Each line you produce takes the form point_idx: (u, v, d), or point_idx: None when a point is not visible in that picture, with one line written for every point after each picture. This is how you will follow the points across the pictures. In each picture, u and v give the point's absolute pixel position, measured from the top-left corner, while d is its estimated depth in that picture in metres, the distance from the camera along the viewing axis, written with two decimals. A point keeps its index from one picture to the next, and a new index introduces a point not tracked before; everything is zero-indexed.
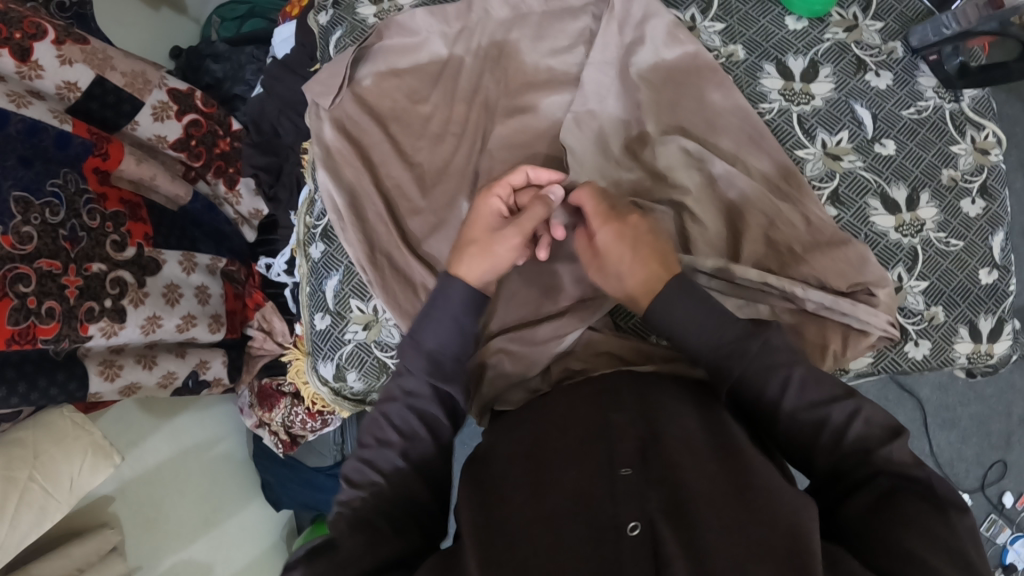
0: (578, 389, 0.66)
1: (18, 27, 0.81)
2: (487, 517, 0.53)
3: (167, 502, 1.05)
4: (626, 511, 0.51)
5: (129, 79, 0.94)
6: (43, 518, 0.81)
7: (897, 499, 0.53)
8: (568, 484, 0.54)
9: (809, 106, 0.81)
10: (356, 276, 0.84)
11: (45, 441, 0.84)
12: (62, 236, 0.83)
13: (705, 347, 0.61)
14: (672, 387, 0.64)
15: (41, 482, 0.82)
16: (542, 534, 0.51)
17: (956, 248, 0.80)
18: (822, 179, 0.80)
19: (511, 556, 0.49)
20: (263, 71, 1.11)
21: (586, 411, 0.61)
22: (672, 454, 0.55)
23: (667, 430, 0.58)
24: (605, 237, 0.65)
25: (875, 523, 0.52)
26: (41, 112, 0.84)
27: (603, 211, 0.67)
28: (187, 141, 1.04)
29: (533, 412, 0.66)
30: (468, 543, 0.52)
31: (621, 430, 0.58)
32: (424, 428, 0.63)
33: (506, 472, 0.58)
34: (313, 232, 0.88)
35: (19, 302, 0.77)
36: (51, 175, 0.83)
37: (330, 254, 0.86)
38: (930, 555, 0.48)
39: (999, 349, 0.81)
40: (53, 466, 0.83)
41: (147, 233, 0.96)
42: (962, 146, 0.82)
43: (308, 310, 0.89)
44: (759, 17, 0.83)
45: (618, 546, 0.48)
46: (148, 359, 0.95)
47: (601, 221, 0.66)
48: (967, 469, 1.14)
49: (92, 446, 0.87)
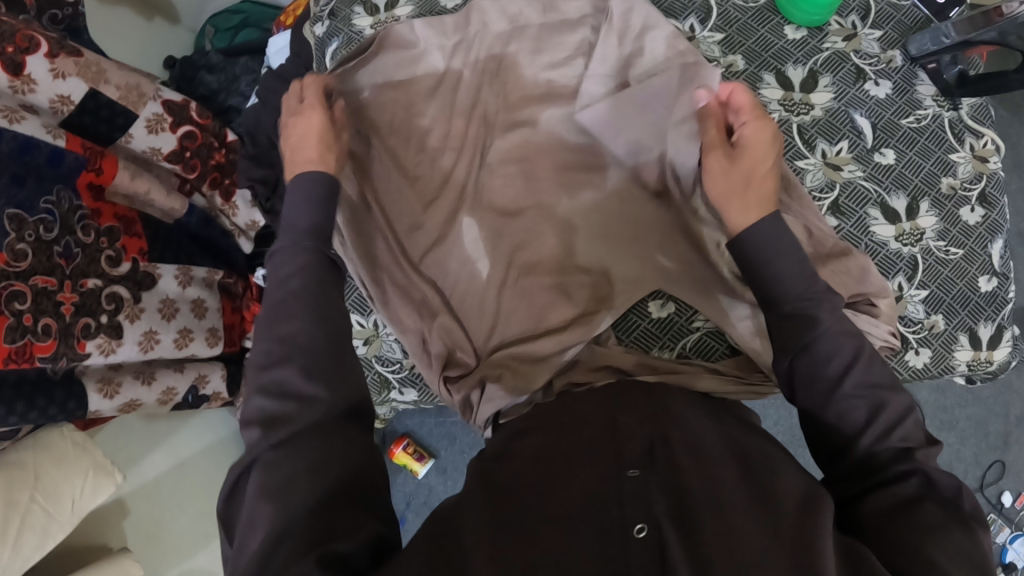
0: (591, 404, 0.64)
1: (11, 41, 0.78)
2: (492, 512, 0.51)
3: (165, 518, 1.05)
4: (632, 514, 0.49)
5: (124, 92, 0.92)
6: (45, 540, 0.80)
7: (920, 508, 0.48)
8: (578, 486, 0.52)
9: (809, 116, 0.81)
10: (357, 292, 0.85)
11: (46, 462, 0.82)
12: (56, 253, 0.82)
13: (788, 296, 0.58)
14: (681, 402, 0.64)
15: (42, 504, 0.80)
16: (548, 532, 0.49)
17: (956, 256, 0.80)
18: (822, 190, 0.80)
19: (514, 551, 0.47)
20: (258, 82, 1.10)
21: (600, 424, 0.60)
22: (681, 460, 0.54)
23: (681, 442, 0.56)
24: (755, 130, 0.66)
25: (893, 527, 0.48)
26: (35, 127, 0.82)
27: (760, 114, 0.67)
28: (182, 153, 1.02)
29: (540, 420, 0.65)
30: (472, 534, 0.50)
31: (636, 438, 0.56)
32: None
33: (516, 477, 0.56)
34: None
35: (16, 319, 0.76)
36: (44, 193, 0.82)
37: None
38: (950, 564, 0.44)
39: (999, 356, 0.81)
40: (55, 487, 0.82)
41: (142, 249, 0.96)
42: (960, 154, 0.82)
43: None
44: (759, 26, 0.83)
45: (625, 550, 0.47)
46: (146, 376, 0.94)
47: (754, 115, 0.67)
48: (966, 470, 1.15)
49: (94, 465, 0.86)
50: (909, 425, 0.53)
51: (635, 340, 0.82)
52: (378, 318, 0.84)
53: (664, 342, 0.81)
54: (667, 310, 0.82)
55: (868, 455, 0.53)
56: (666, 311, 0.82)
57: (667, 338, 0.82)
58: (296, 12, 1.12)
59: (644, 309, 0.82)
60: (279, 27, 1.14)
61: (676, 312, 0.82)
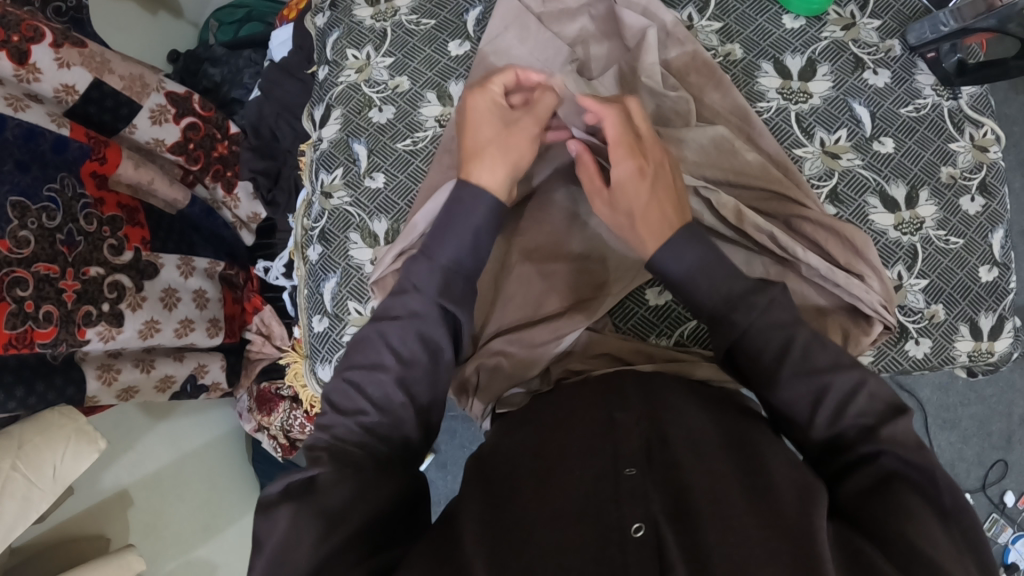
0: (582, 392, 0.62)
1: (16, 30, 0.79)
2: (490, 514, 0.50)
3: (167, 506, 1.04)
4: (630, 512, 0.47)
5: (128, 82, 0.93)
6: (25, 509, 0.75)
7: (894, 487, 0.48)
8: (575, 485, 0.50)
9: (807, 105, 0.81)
10: (353, 279, 0.83)
11: (28, 431, 0.78)
12: (59, 240, 0.82)
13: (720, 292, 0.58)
14: (679, 387, 0.61)
15: (23, 473, 0.76)
16: (544, 532, 0.47)
17: (956, 246, 0.80)
18: (821, 178, 0.80)
19: (509, 552, 0.46)
20: (263, 74, 1.13)
21: (590, 411, 0.58)
22: (681, 454, 0.51)
23: (672, 429, 0.54)
24: (623, 171, 0.62)
25: (873, 510, 0.47)
26: (40, 116, 0.83)
27: (622, 144, 0.63)
28: (186, 145, 1.04)
29: (537, 411, 0.62)
30: (474, 533, 0.48)
31: (626, 429, 0.54)
32: (425, 353, 0.56)
33: (511, 472, 0.54)
34: (312, 234, 0.88)
35: (17, 306, 0.76)
36: (48, 179, 0.82)
37: (328, 257, 0.85)
38: (934, 550, 0.44)
39: (999, 347, 0.80)
40: (38, 457, 0.77)
41: (144, 238, 0.96)
42: (960, 143, 0.81)
43: (307, 312, 0.88)
44: (756, 16, 0.84)
45: (623, 550, 0.45)
46: (146, 363, 0.95)
47: (624, 150, 0.62)
48: (968, 470, 1.14)
49: (77, 433, 0.81)
50: (862, 399, 0.52)
51: (631, 327, 0.82)
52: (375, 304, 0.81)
53: (661, 329, 0.82)
54: (665, 297, 0.82)
55: (833, 437, 0.52)
56: (664, 299, 0.82)
57: (664, 326, 0.82)
58: (299, 5, 1.13)
59: (641, 296, 0.82)
60: (282, 20, 1.15)
61: (674, 299, 0.82)
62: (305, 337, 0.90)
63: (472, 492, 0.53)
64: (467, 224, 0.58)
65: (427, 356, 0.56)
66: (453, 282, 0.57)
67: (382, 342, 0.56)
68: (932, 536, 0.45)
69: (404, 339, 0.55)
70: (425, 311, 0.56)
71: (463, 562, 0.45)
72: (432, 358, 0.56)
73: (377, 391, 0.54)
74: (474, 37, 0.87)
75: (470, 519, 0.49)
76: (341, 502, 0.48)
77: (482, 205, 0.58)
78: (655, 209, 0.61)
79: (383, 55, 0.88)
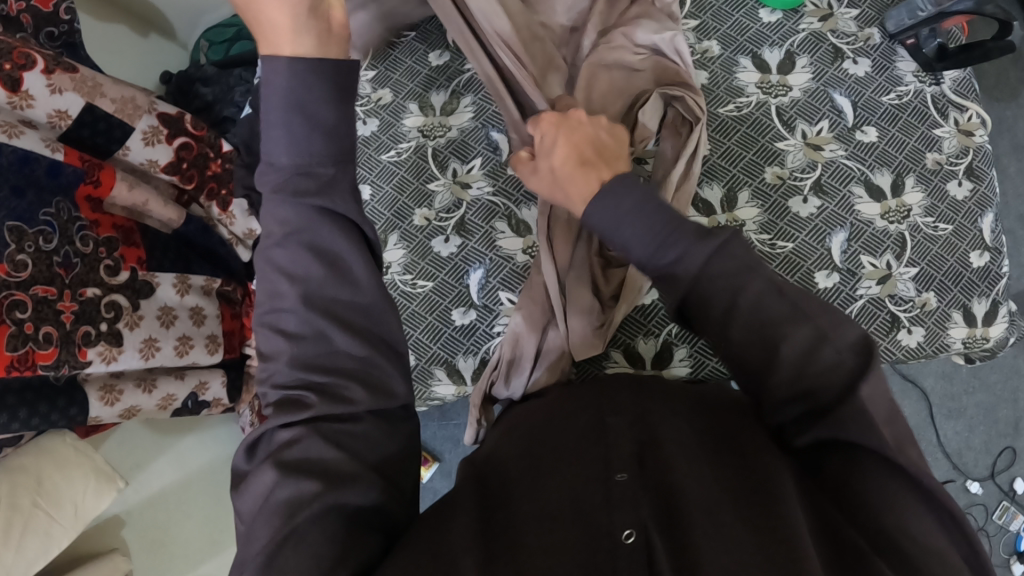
0: (580, 391, 0.64)
1: (8, 58, 0.81)
2: (482, 514, 0.50)
3: (178, 522, 1.07)
4: (621, 518, 0.47)
5: (119, 105, 0.96)
6: (48, 541, 0.82)
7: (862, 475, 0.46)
8: (565, 487, 0.50)
9: (787, 98, 0.82)
10: (423, 262, 0.84)
11: (47, 465, 0.85)
12: (56, 263, 0.84)
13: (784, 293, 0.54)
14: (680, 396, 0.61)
15: (43, 507, 0.83)
16: (535, 533, 0.47)
17: (944, 232, 0.78)
18: (804, 170, 0.80)
19: (502, 558, 0.45)
20: (253, 92, 1.16)
21: (586, 416, 0.59)
22: (671, 454, 0.51)
23: (666, 434, 0.54)
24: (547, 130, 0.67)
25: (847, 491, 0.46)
26: (34, 142, 0.85)
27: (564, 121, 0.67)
28: (178, 164, 1.06)
29: (530, 416, 0.63)
30: (469, 528, 0.48)
31: (620, 429, 0.55)
32: (316, 261, 0.50)
33: (512, 477, 0.54)
34: (413, 219, 0.85)
35: (16, 328, 0.77)
36: (43, 204, 0.84)
37: (404, 231, 0.85)
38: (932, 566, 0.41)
39: (995, 333, 0.77)
40: (58, 492, 0.84)
41: (141, 258, 0.98)
42: (945, 129, 0.81)
43: (391, 278, 0.85)
44: (732, 11, 0.86)
45: (613, 558, 0.44)
46: (148, 383, 0.95)
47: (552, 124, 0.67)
48: (976, 458, 1.12)
49: (95, 471, 0.89)
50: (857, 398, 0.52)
51: (621, 355, 0.80)
52: (457, 312, 0.82)
53: (651, 326, 0.81)
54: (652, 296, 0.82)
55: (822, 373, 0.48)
56: (650, 298, 0.82)
57: (653, 326, 0.81)
58: None
59: None
60: None
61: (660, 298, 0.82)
62: (402, 296, 0.84)
63: (463, 495, 0.53)
64: (276, 106, 0.49)
65: (322, 264, 0.50)
66: (314, 170, 0.50)
67: (271, 266, 0.51)
68: (911, 528, 0.43)
69: (291, 255, 0.50)
70: (289, 217, 0.50)
71: (450, 551, 0.46)
72: (330, 265, 0.50)
73: (295, 323, 0.50)
74: (452, 48, 0.90)
75: (464, 515, 0.49)
76: (334, 470, 0.47)
77: (312, 66, 0.49)
78: (577, 158, 0.65)
79: (367, 69, 0.92)
